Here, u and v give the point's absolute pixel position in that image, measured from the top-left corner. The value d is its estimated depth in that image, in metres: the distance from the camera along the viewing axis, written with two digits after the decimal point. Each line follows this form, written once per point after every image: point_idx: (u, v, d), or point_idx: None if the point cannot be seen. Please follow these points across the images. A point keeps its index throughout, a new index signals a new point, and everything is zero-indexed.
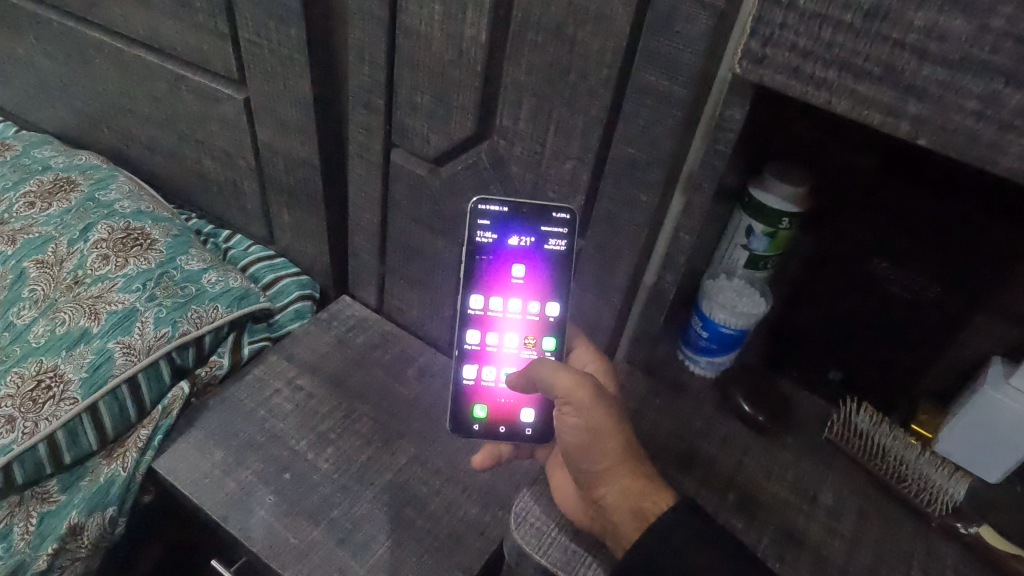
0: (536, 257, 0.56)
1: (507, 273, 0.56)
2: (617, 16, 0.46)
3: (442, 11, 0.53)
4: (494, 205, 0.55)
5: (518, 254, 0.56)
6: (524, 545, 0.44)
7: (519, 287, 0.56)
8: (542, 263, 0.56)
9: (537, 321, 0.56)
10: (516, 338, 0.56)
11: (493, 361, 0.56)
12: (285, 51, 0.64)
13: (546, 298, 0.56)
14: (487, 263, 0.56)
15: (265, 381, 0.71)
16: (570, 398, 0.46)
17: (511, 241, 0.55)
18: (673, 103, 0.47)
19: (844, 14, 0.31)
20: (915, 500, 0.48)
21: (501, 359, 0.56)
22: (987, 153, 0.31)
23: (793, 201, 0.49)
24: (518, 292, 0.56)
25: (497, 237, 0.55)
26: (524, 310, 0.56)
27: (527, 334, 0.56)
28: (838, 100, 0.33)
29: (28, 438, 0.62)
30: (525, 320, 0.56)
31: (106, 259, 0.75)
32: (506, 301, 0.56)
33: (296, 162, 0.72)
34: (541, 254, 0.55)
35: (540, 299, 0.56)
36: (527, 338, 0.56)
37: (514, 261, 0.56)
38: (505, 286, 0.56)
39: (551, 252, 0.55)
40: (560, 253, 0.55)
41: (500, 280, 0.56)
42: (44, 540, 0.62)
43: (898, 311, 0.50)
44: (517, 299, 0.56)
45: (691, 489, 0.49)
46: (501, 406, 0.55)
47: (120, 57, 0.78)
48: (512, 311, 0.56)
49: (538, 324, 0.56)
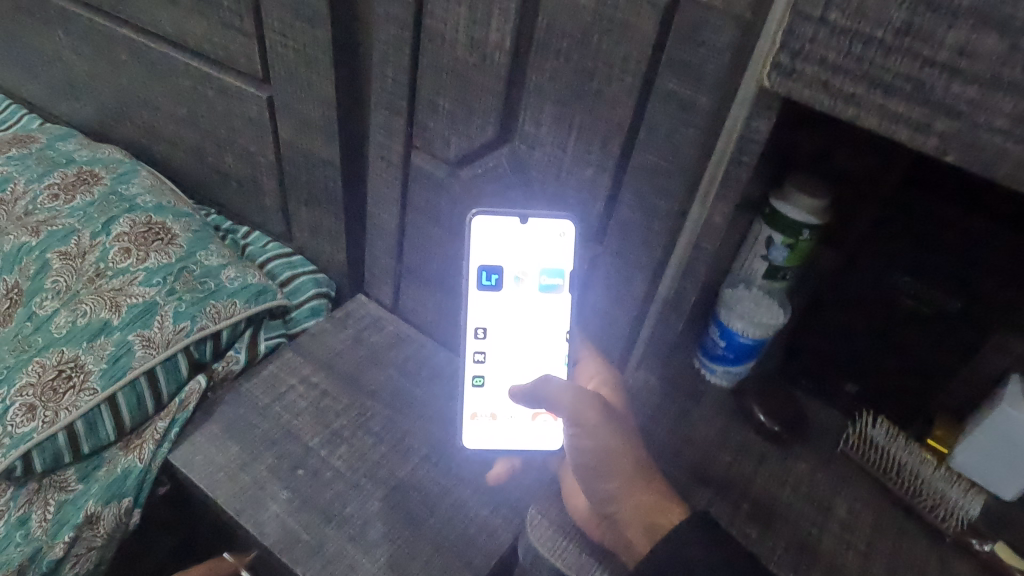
0: (541, 271, 0.58)
1: (513, 289, 0.58)
2: (643, 26, 0.46)
3: (469, 14, 0.53)
4: (492, 215, 0.57)
5: (524, 269, 0.58)
6: (539, 548, 0.45)
7: (525, 302, 0.59)
8: (546, 276, 0.58)
9: (541, 331, 0.59)
10: (523, 355, 0.58)
11: (500, 377, 0.58)
12: (310, 51, 0.65)
13: (551, 311, 0.59)
14: (487, 271, 0.58)
15: (281, 377, 0.72)
16: (580, 420, 0.47)
17: (509, 250, 0.58)
18: (696, 112, 0.47)
19: (875, 30, 0.31)
20: (929, 515, 0.48)
21: (510, 372, 0.58)
22: (1016, 171, 0.31)
23: (814, 214, 0.49)
24: (524, 307, 0.59)
25: (496, 247, 0.58)
26: (530, 322, 0.59)
27: (533, 350, 0.58)
28: (866, 114, 0.33)
29: (48, 426, 0.63)
30: (532, 335, 0.59)
31: (127, 252, 0.76)
32: (507, 309, 0.59)
33: (317, 161, 0.73)
34: (546, 270, 0.58)
35: (544, 312, 0.58)
36: (534, 353, 0.58)
37: (519, 276, 0.58)
38: (511, 302, 0.58)
39: (555, 267, 0.58)
40: (564, 268, 0.58)
41: (506, 295, 0.59)
42: (62, 527, 0.63)
43: (917, 325, 0.50)
44: (521, 306, 0.59)
45: (703, 498, 0.49)
46: (511, 421, 0.57)
47: (146, 53, 0.79)
48: (518, 326, 0.59)
49: (544, 339, 0.58)
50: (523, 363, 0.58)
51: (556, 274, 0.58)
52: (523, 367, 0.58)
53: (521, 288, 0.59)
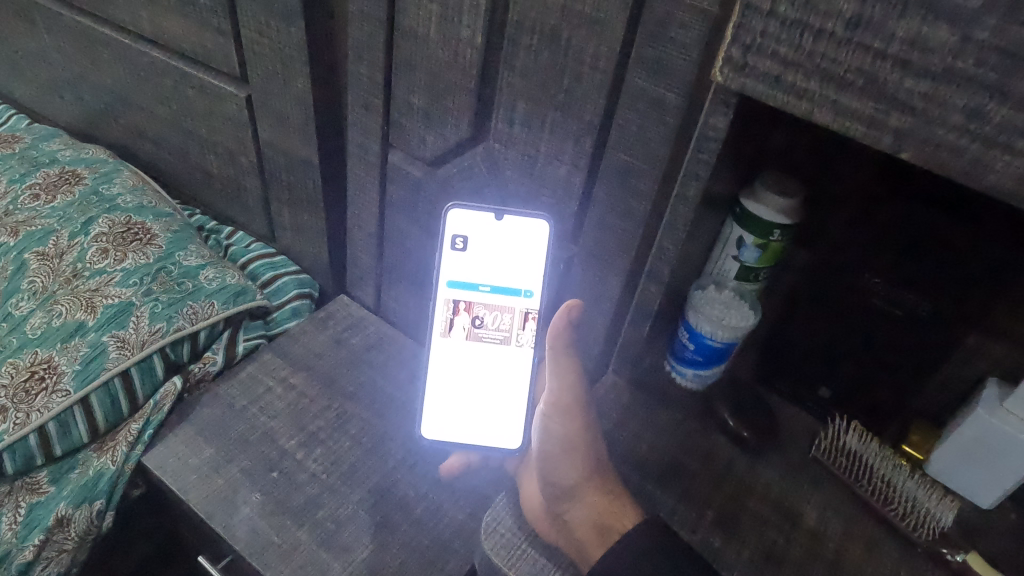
0: (509, 273, 0.58)
1: (482, 287, 0.59)
2: (611, 20, 0.45)
3: (439, 11, 0.52)
4: (465, 210, 0.57)
5: (492, 270, 0.58)
6: (491, 557, 0.43)
7: (493, 301, 0.59)
8: (514, 277, 0.58)
9: (508, 333, 0.59)
10: (487, 355, 0.59)
11: (461, 374, 0.59)
12: (284, 49, 0.64)
13: (513, 315, 0.58)
14: (458, 266, 0.59)
15: (259, 378, 0.71)
16: (559, 401, 0.49)
17: (481, 246, 0.58)
18: (665, 109, 0.46)
19: (826, 22, 0.30)
20: (899, 523, 0.46)
21: (474, 371, 0.59)
22: (972, 168, 0.30)
23: (785, 213, 0.48)
24: (493, 306, 0.59)
25: (468, 243, 0.58)
26: (497, 323, 0.59)
27: (497, 351, 0.59)
28: (820, 110, 0.32)
29: (19, 428, 0.63)
30: (496, 336, 0.59)
31: (105, 252, 0.75)
32: (477, 306, 0.59)
33: (296, 160, 0.73)
34: (515, 272, 0.58)
35: (510, 314, 0.58)
36: (498, 354, 0.59)
37: (485, 278, 0.59)
38: (480, 299, 0.59)
39: (523, 269, 0.58)
40: (532, 272, 0.58)
41: (475, 292, 0.59)
42: (32, 530, 0.62)
43: (890, 328, 0.48)
44: (489, 303, 0.59)
45: (670, 505, 0.48)
46: (468, 421, 0.58)
47: (128, 52, 0.79)
48: (484, 327, 0.59)
49: (507, 342, 0.59)
50: (487, 364, 0.59)
51: (528, 274, 0.58)
52: (488, 367, 0.59)
53: (487, 289, 0.59)
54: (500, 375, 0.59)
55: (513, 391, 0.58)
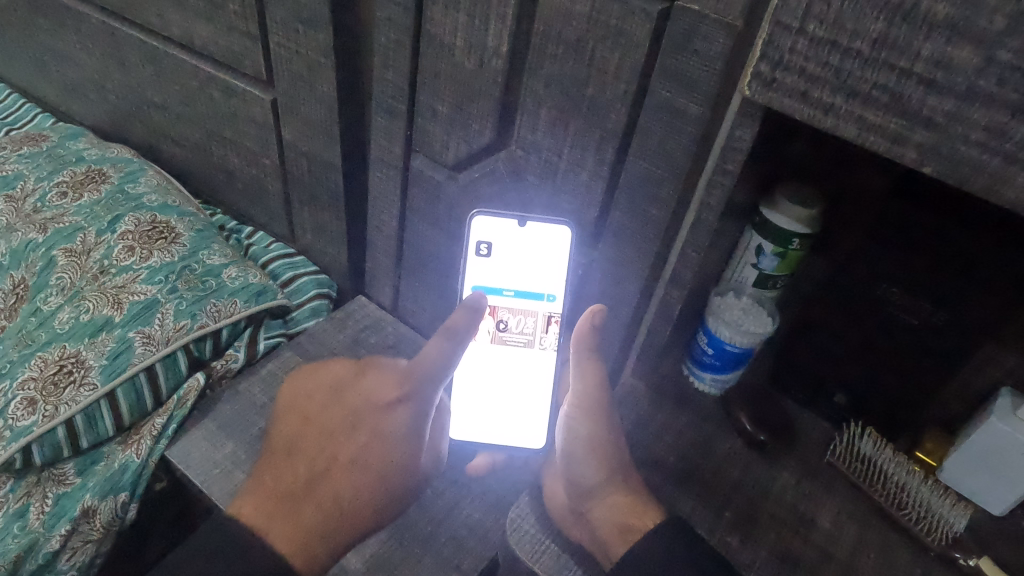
0: (533, 277, 0.60)
1: (507, 292, 0.60)
2: (636, 33, 0.46)
3: (466, 19, 0.53)
4: (491, 215, 0.58)
5: (517, 274, 0.60)
6: (516, 548, 0.47)
7: (518, 304, 0.60)
8: (538, 282, 0.60)
9: (532, 338, 0.60)
10: (512, 357, 0.61)
11: (485, 379, 0.61)
12: (311, 54, 0.65)
13: (536, 319, 0.60)
14: (483, 270, 0.60)
15: (280, 376, 0.73)
16: (580, 402, 0.50)
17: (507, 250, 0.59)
18: (687, 120, 0.47)
19: (854, 42, 0.31)
20: (914, 528, 0.47)
21: (499, 375, 0.61)
22: (992, 184, 0.31)
23: (804, 222, 0.49)
24: (518, 310, 0.60)
25: (492, 247, 0.59)
26: (519, 327, 0.60)
27: (520, 355, 0.60)
28: (845, 125, 0.34)
29: (48, 420, 0.64)
30: (520, 339, 0.61)
31: (132, 250, 0.77)
32: (502, 309, 0.60)
33: (319, 162, 0.74)
34: (538, 277, 0.60)
35: (534, 318, 0.60)
36: (522, 358, 0.61)
37: (509, 283, 0.60)
38: (505, 303, 0.60)
39: (546, 274, 0.59)
40: (555, 276, 0.59)
41: (501, 297, 0.60)
42: (58, 520, 0.64)
43: (906, 337, 0.49)
44: (513, 307, 0.60)
45: (687, 506, 0.50)
46: (493, 422, 0.60)
47: (156, 54, 0.81)
48: (508, 331, 0.60)
49: (530, 345, 0.60)
50: (510, 368, 0.61)
51: (552, 279, 0.60)
52: (512, 372, 0.61)
53: (510, 294, 0.60)
54: (523, 379, 0.60)
55: (537, 393, 0.60)
